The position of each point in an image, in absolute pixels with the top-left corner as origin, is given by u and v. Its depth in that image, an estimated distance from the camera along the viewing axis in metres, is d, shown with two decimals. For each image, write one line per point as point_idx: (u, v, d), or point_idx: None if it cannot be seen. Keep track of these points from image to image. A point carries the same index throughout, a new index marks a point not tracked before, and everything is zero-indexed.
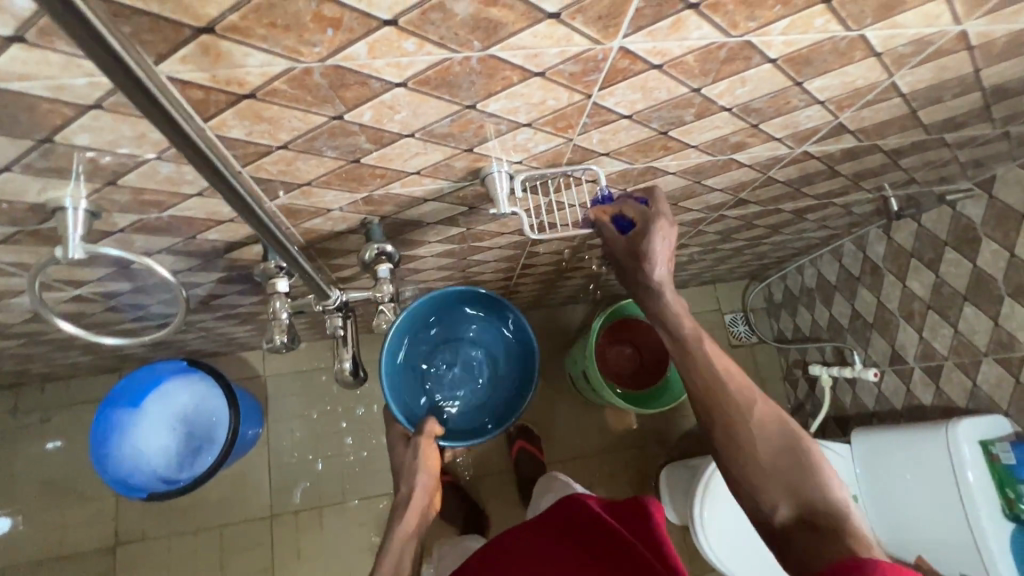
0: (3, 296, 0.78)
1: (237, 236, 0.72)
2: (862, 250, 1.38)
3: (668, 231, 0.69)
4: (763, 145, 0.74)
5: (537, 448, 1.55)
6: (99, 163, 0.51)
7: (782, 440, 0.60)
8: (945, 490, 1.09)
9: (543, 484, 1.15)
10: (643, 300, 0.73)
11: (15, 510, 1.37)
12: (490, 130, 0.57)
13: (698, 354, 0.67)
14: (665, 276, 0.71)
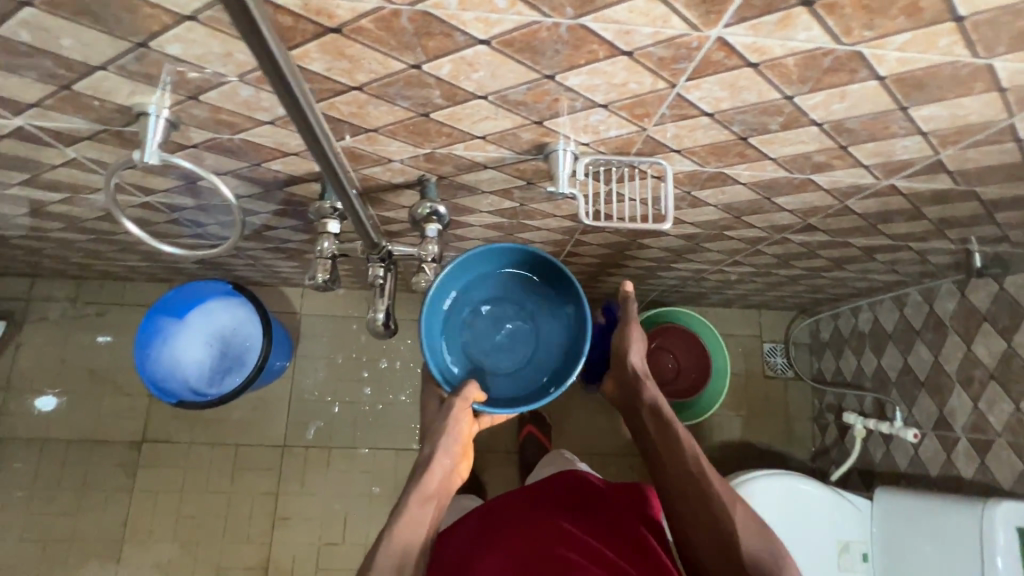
0: (81, 191, 0.84)
1: (299, 171, 0.74)
2: (929, 302, 1.29)
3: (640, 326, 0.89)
4: (846, 171, 0.69)
5: (546, 437, 1.54)
6: (186, 77, 0.52)
7: (754, 539, 0.71)
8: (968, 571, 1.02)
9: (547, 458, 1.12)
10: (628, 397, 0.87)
11: (60, 391, 1.48)
12: (564, 104, 0.55)
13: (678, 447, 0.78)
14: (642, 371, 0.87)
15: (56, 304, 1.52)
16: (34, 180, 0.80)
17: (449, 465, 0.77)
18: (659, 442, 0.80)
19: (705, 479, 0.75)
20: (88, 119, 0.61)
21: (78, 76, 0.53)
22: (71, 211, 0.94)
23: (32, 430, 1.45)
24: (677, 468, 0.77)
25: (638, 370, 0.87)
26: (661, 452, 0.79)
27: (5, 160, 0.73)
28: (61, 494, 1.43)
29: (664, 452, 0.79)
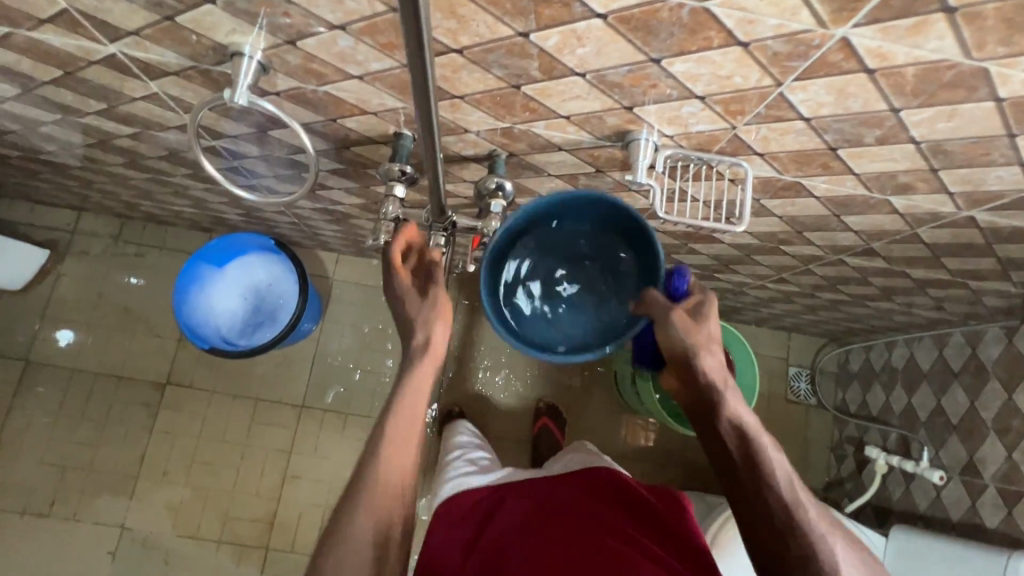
0: (152, 127, 0.85)
1: (372, 132, 0.74)
2: (972, 345, 1.26)
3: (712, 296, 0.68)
4: (928, 196, 0.68)
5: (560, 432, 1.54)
6: (291, 21, 0.52)
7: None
8: None
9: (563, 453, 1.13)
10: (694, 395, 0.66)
11: (93, 325, 1.51)
12: (660, 92, 0.54)
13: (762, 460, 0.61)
14: (715, 368, 0.64)
15: (99, 239, 1.54)
16: (110, 111, 0.81)
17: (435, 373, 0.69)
18: (743, 467, 0.62)
19: (801, 509, 0.59)
20: (181, 54, 0.62)
21: (184, 9, 0.53)
22: (136, 147, 0.95)
23: (63, 359, 1.48)
24: (766, 499, 0.60)
25: (712, 375, 0.64)
26: (738, 467, 0.62)
27: (88, 88, 0.74)
28: (83, 424, 1.46)
29: (742, 467, 0.61)
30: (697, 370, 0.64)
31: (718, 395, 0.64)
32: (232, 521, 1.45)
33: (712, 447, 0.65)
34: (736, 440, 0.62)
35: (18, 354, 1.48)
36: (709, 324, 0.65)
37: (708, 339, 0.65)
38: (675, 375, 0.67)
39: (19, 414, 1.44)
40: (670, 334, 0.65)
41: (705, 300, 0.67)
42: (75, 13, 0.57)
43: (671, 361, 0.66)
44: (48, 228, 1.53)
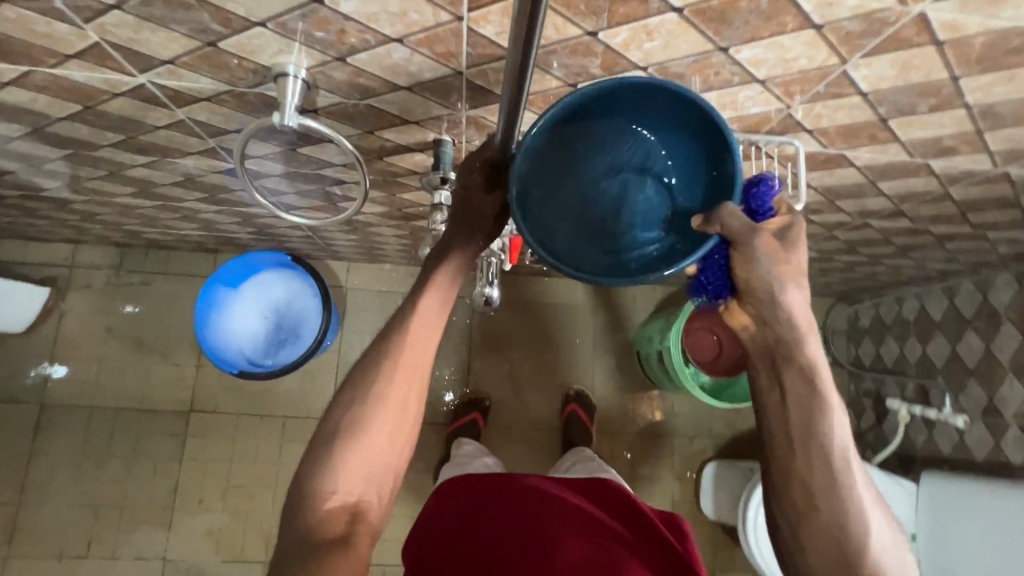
0: (171, 154, 0.82)
1: (410, 140, 0.72)
2: (983, 292, 1.30)
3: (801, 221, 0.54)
4: (968, 156, 0.69)
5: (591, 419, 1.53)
6: (345, 37, 0.51)
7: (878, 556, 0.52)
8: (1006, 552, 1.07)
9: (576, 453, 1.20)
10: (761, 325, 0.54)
11: (106, 358, 1.47)
12: (722, 79, 0.54)
13: (821, 413, 0.53)
14: (797, 307, 0.52)
15: (100, 271, 1.50)
16: (127, 142, 0.78)
17: (442, 311, 0.64)
18: (802, 429, 0.53)
19: (848, 477, 0.53)
20: (217, 78, 0.59)
21: (231, 33, 0.51)
22: (150, 175, 0.92)
23: (80, 398, 1.45)
24: (819, 467, 0.53)
25: (796, 316, 0.52)
26: (789, 413, 0.54)
27: (107, 120, 0.71)
28: (111, 461, 1.43)
29: (794, 408, 0.53)
30: (782, 308, 0.52)
31: (800, 341, 0.53)
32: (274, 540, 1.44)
33: (769, 402, 0.55)
34: (803, 398, 0.53)
35: (32, 398, 1.43)
36: (798, 254, 0.52)
37: (794, 272, 0.52)
38: (751, 313, 0.54)
39: (42, 458, 1.41)
40: (751, 262, 0.52)
41: (795, 224, 0.53)
42: (106, 46, 0.54)
43: (752, 294, 0.53)
44: (44, 265, 1.48)
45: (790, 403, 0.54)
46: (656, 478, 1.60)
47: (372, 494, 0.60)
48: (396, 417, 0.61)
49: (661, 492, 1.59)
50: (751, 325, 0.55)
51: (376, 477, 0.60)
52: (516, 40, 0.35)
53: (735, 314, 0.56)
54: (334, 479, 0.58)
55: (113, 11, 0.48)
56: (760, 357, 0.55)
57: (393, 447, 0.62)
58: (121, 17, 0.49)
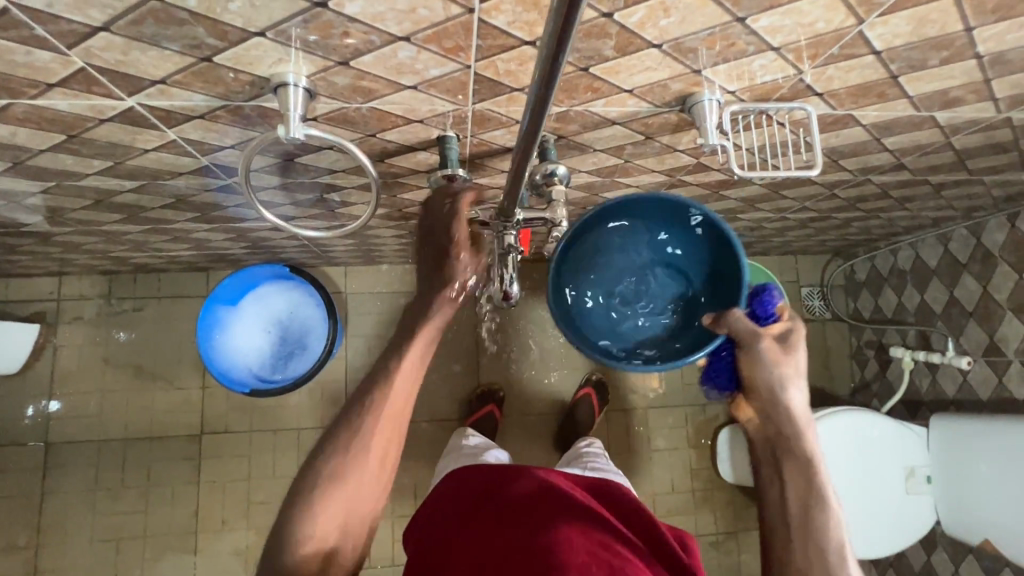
0: (161, 176, 0.79)
1: (413, 140, 0.70)
2: (977, 236, 1.33)
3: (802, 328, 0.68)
4: (974, 105, 0.69)
5: (598, 409, 1.54)
6: (349, 40, 0.48)
7: None
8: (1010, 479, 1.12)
9: (576, 453, 1.22)
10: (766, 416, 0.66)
11: (107, 390, 1.43)
12: (737, 50, 0.54)
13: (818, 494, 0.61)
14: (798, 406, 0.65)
15: (89, 301, 1.45)
16: (114, 168, 0.74)
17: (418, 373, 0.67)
18: (800, 511, 0.60)
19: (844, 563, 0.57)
20: (210, 95, 0.56)
21: (226, 46, 0.48)
22: (138, 200, 0.88)
23: (85, 432, 1.41)
24: (817, 553, 0.58)
25: (796, 411, 0.65)
26: (787, 488, 0.62)
27: (93, 147, 0.67)
28: (126, 492, 1.41)
29: (791, 487, 0.62)
30: (782, 404, 0.65)
31: (800, 434, 0.64)
32: None
33: (771, 488, 0.63)
34: (802, 484, 0.61)
35: (36, 437, 1.40)
36: (796, 357, 0.66)
37: (794, 375, 0.66)
38: (755, 407, 0.68)
39: (54, 497, 1.38)
40: (757, 362, 0.67)
41: (794, 330, 0.67)
42: (92, 71, 0.51)
43: (755, 390, 0.67)
44: (30, 300, 1.43)
45: (789, 480, 0.62)
46: (672, 449, 1.62)
47: (350, 539, 0.62)
48: (375, 470, 0.64)
49: (679, 461, 1.62)
50: (758, 416, 0.67)
51: (357, 520, 0.62)
52: (556, 15, 0.33)
53: (742, 406, 0.69)
54: (316, 522, 0.60)
55: (100, 33, 0.45)
56: (765, 447, 0.66)
57: (375, 493, 0.64)
58: (108, 39, 0.46)
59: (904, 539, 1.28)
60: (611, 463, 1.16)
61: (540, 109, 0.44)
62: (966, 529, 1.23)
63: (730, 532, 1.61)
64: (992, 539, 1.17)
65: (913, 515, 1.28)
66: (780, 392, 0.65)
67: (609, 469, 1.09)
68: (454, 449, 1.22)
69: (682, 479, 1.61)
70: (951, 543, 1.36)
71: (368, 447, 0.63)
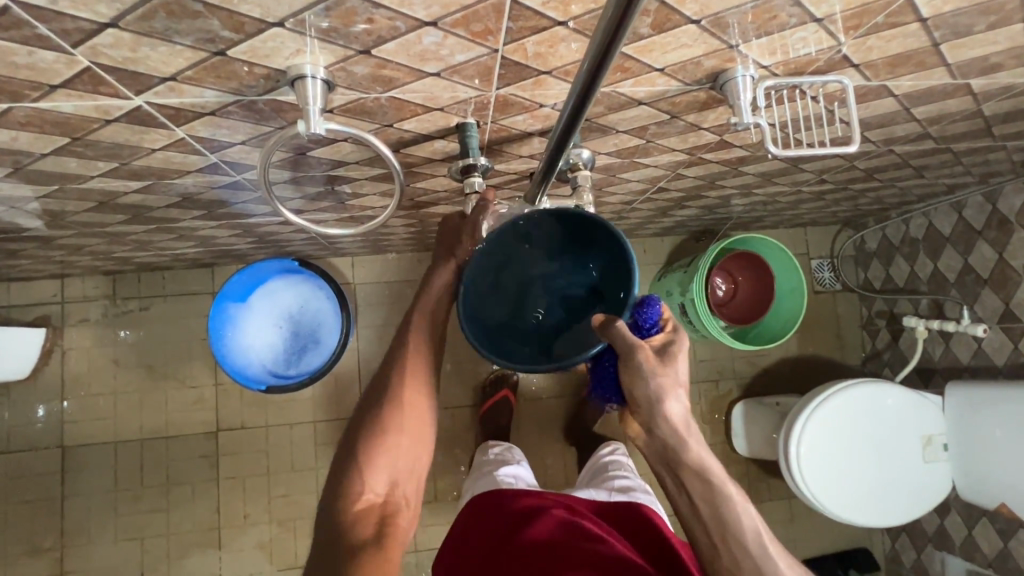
0: (167, 176, 0.76)
1: (431, 129, 0.67)
2: (992, 202, 1.31)
3: (678, 334, 0.63)
4: (1013, 70, 0.67)
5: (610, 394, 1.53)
6: (371, 27, 0.45)
7: None
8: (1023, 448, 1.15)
9: (599, 466, 1.22)
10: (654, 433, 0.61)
11: (120, 391, 1.42)
12: (779, 22, 0.51)
13: (726, 497, 0.61)
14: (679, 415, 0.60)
15: (94, 303, 1.43)
16: (120, 169, 0.72)
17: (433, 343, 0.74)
18: (713, 519, 0.61)
19: (765, 557, 0.60)
20: (223, 90, 0.53)
21: (242, 39, 0.45)
22: (144, 200, 0.86)
23: (100, 434, 1.41)
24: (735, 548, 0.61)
25: (677, 424, 0.60)
26: (700, 506, 0.61)
27: (98, 149, 0.64)
28: (146, 491, 1.41)
29: (700, 501, 0.61)
30: (662, 420, 0.60)
31: (682, 444, 0.60)
32: None
33: (678, 501, 0.62)
34: (705, 495, 0.61)
35: (51, 441, 1.39)
36: (675, 367, 0.61)
37: (674, 382, 0.60)
38: (640, 422, 0.62)
39: (75, 499, 1.39)
40: (636, 375, 0.60)
41: (675, 341, 0.62)
42: (99, 70, 0.48)
43: (636, 406, 0.61)
44: (34, 304, 1.40)
45: (698, 493, 0.61)
46: None
47: (400, 494, 0.69)
48: (410, 434, 0.71)
49: None
50: (642, 431, 0.62)
51: (401, 477, 0.70)
52: None
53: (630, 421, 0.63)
54: (361, 482, 0.67)
55: (108, 30, 0.42)
56: (660, 465, 0.62)
57: (413, 455, 0.71)
58: (117, 36, 0.43)
59: (923, 509, 1.30)
60: (635, 473, 1.16)
61: (595, 74, 0.42)
62: (983, 494, 1.25)
63: None
64: (1007, 505, 1.21)
65: (931, 483, 1.30)
66: (659, 408, 0.60)
67: (634, 485, 1.09)
68: (477, 465, 1.23)
69: None
70: (965, 507, 1.39)
71: (393, 412, 0.70)
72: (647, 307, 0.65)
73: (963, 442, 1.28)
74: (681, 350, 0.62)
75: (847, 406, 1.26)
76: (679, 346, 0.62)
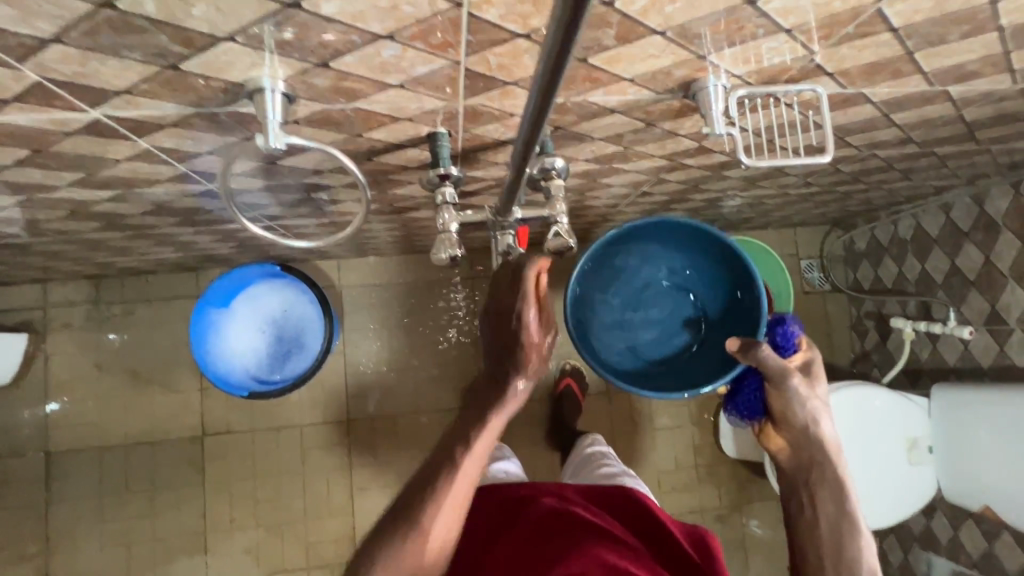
0: (136, 185, 0.75)
1: (401, 138, 0.66)
2: (980, 204, 1.31)
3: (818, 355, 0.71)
4: (990, 78, 0.66)
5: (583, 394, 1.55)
6: (326, 40, 0.44)
7: None
8: (1008, 448, 1.14)
9: (583, 457, 1.22)
10: (797, 442, 0.66)
11: (104, 396, 1.41)
12: (746, 33, 0.50)
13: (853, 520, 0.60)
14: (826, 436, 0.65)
15: (77, 307, 1.41)
16: (87, 180, 0.70)
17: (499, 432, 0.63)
18: (834, 541, 0.59)
19: None
20: (181, 102, 0.52)
21: (194, 53, 0.44)
22: (116, 209, 0.85)
23: (85, 440, 1.40)
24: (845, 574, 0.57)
25: (826, 443, 0.65)
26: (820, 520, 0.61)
27: (61, 160, 0.63)
28: (132, 496, 1.40)
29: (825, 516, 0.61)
30: (812, 433, 0.65)
31: (828, 463, 0.64)
32: (315, 545, 1.45)
33: (800, 516, 0.62)
34: (836, 515, 0.61)
35: (34, 447, 1.38)
36: (820, 388, 0.68)
37: (823, 404, 0.67)
38: (783, 431, 0.68)
39: (60, 505, 1.38)
40: (791, 401, 0.66)
41: (814, 360, 0.70)
42: (49, 84, 0.47)
43: (782, 417, 0.68)
44: (16, 309, 1.39)
45: (825, 508, 0.61)
46: (676, 427, 1.63)
47: None
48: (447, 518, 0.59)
49: (680, 439, 1.63)
50: (788, 443, 0.67)
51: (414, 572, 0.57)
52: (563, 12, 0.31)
53: (773, 435, 0.69)
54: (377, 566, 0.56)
55: (52, 45, 0.41)
56: (795, 476, 0.65)
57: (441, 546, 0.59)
58: (62, 51, 0.42)
59: (912, 508, 1.30)
60: (620, 461, 1.16)
61: (544, 93, 0.42)
62: (969, 496, 1.25)
63: (732, 505, 1.63)
64: (987, 505, 1.21)
65: (917, 484, 1.30)
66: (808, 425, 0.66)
67: (621, 471, 1.09)
68: None
69: (685, 456, 1.63)
70: (951, 508, 1.39)
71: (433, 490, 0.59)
72: (782, 327, 0.74)
73: (948, 440, 1.28)
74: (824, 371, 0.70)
75: (836, 408, 1.27)
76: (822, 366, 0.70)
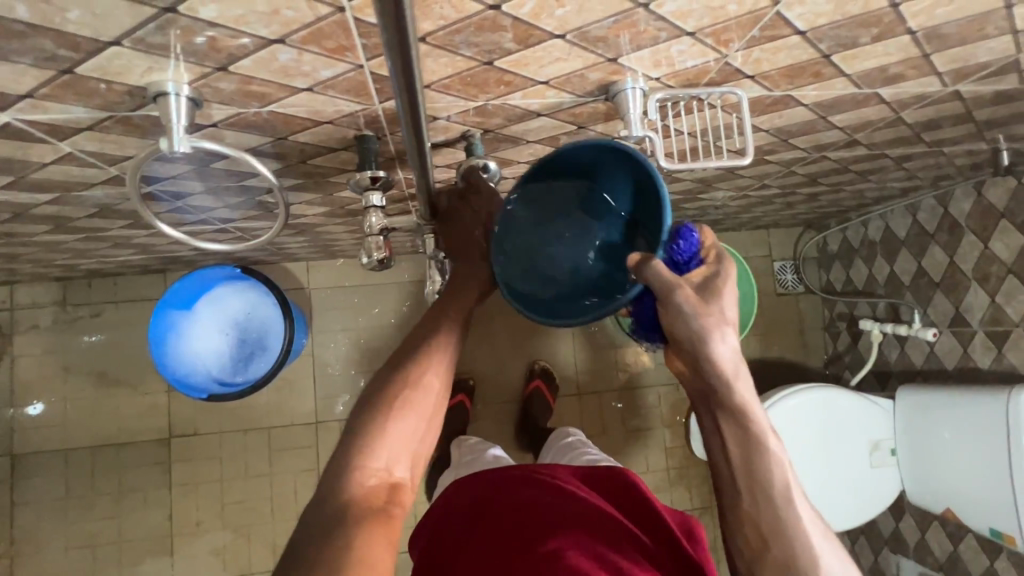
0: (73, 189, 0.75)
1: (329, 141, 0.66)
2: (944, 205, 1.30)
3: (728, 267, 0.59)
4: (917, 80, 0.66)
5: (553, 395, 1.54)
6: (217, 44, 0.44)
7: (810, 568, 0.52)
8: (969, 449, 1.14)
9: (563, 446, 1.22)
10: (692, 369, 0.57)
11: (70, 399, 1.41)
12: (648, 37, 0.50)
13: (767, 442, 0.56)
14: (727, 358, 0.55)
15: (44, 309, 1.42)
16: (19, 183, 0.70)
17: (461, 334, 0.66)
18: (743, 460, 0.55)
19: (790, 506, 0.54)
20: (89, 106, 0.52)
21: (85, 57, 0.44)
22: (60, 211, 0.85)
23: (52, 442, 1.40)
24: (763, 501, 0.54)
25: (722, 365, 0.55)
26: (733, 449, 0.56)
27: None
28: (99, 498, 1.40)
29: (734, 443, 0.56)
30: (704, 355, 0.55)
31: (729, 389, 0.55)
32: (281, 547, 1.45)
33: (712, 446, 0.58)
34: (741, 439, 0.55)
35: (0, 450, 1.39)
36: (719, 304, 0.56)
37: (722, 320, 0.55)
38: (682, 361, 0.58)
39: (26, 508, 1.38)
40: (678, 318, 0.56)
41: (718, 275, 0.58)
42: None
43: (679, 345, 0.57)
44: None
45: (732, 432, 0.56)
46: (647, 429, 1.63)
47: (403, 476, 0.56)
48: (428, 410, 0.60)
49: (652, 442, 1.63)
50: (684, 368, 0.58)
51: (404, 455, 0.57)
52: None
53: (671, 359, 0.59)
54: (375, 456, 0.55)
55: None
56: (699, 404, 0.58)
57: (427, 435, 0.60)
58: None
59: (880, 506, 1.31)
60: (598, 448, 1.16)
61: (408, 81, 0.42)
62: (933, 496, 1.25)
63: (704, 507, 1.63)
64: (951, 508, 1.20)
65: (884, 485, 1.30)
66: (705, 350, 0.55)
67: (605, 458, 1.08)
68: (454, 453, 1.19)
69: (657, 459, 1.63)
70: (918, 511, 1.38)
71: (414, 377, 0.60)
72: (681, 239, 0.60)
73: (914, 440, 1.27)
74: (730, 285, 0.57)
75: (801, 408, 1.26)
76: (728, 280, 0.58)
